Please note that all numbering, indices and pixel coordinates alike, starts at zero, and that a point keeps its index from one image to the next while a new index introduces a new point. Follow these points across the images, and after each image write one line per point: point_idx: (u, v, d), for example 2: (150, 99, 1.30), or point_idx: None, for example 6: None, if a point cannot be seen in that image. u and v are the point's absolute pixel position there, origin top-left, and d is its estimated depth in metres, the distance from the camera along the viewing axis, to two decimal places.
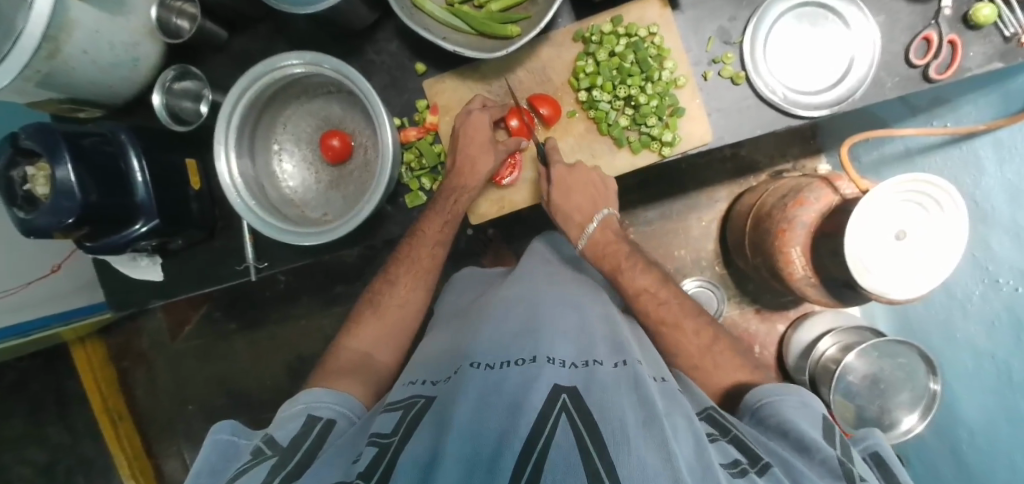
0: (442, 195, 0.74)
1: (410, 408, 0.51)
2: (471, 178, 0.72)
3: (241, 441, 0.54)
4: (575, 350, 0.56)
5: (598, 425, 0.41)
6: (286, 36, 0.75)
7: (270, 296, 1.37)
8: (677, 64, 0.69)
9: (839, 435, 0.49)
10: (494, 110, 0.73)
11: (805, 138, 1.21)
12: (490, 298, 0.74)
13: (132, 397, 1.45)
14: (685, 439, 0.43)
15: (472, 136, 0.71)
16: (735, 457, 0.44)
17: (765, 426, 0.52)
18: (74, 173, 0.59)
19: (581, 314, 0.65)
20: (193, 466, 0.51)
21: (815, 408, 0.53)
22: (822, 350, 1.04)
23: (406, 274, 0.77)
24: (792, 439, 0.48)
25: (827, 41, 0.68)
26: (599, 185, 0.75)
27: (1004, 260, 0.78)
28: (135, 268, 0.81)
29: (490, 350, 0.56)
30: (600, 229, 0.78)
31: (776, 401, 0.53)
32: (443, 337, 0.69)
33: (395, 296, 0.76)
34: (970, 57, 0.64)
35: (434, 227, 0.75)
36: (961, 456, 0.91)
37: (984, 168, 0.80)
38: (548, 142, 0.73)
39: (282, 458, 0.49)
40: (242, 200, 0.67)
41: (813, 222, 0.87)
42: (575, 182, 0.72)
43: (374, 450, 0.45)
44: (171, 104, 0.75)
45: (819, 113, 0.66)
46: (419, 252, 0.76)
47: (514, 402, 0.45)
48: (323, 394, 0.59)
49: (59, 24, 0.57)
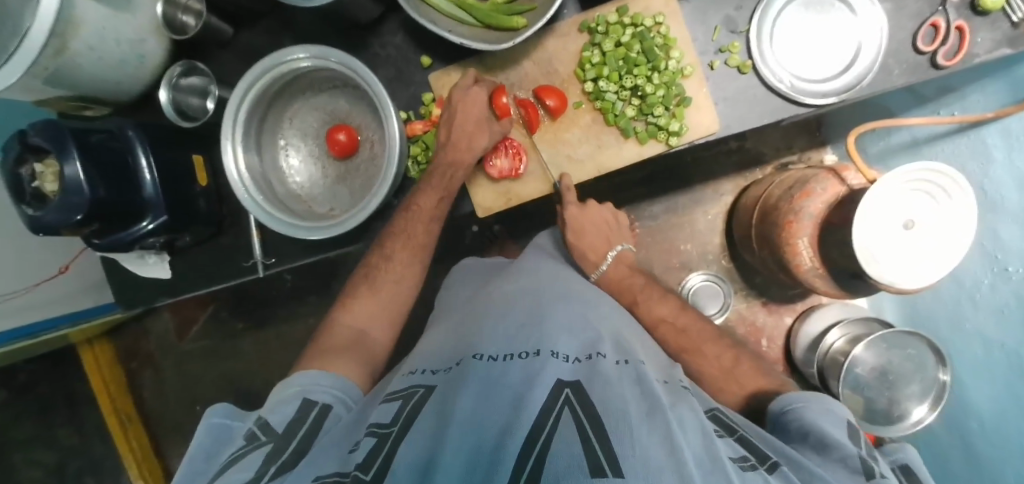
0: (434, 170, 0.73)
1: (409, 399, 0.51)
2: (466, 154, 0.72)
3: (234, 424, 0.54)
4: (579, 346, 0.56)
5: (599, 416, 0.41)
6: (290, 32, 0.75)
7: (277, 295, 1.37)
8: (683, 53, 0.68)
9: (865, 443, 0.49)
10: (482, 85, 0.72)
11: (810, 130, 1.20)
12: (494, 289, 0.74)
13: (140, 398, 1.46)
14: (691, 429, 0.44)
15: (467, 112, 0.71)
16: (744, 453, 0.44)
17: (788, 430, 0.53)
18: (82, 170, 0.58)
19: (587, 308, 0.65)
20: (189, 449, 0.52)
21: (840, 414, 0.53)
22: (831, 342, 1.05)
23: (402, 249, 0.74)
24: (813, 441, 0.49)
25: (833, 29, 0.68)
26: (610, 221, 0.83)
27: (1012, 248, 0.77)
28: (143, 265, 0.81)
29: (498, 343, 0.56)
30: (615, 265, 0.80)
31: (800, 406, 0.54)
32: (444, 331, 0.68)
33: (391, 272, 0.75)
34: (978, 43, 0.64)
35: (429, 202, 0.73)
36: (972, 447, 0.91)
37: (992, 156, 0.80)
38: (563, 181, 0.74)
39: (278, 445, 0.49)
40: (249, 194, 0.67)
41: (819, 213, 0.87)
42: (587, 219, 0.80)
43: (373, 440, 0.45)
44: (178, 100, 0.74)
45: (826, 100, 0.66)
46: (414, 227, 0.74)
47: (516, 396, 0.45)
48: (319, 377, 0.59)
49: (65, 21, 0.57)
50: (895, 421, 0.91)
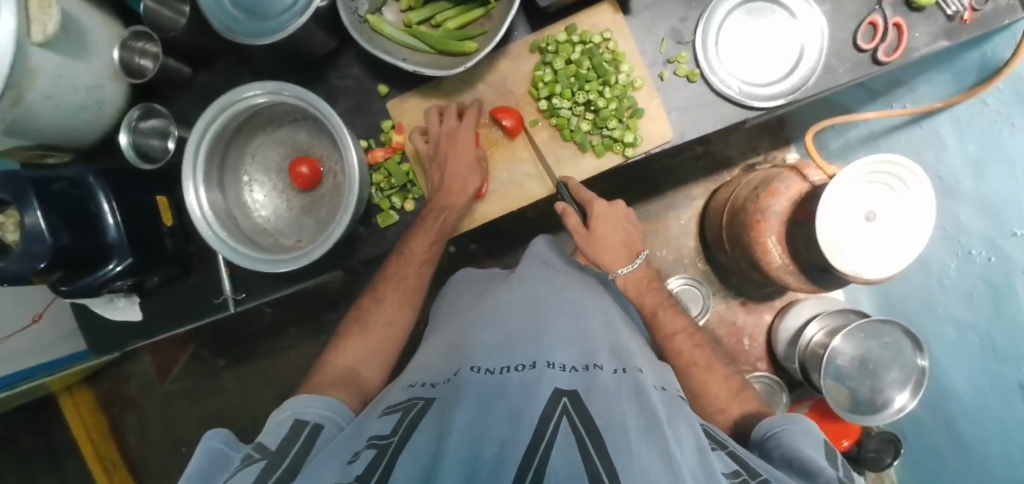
0: (429, 212, 0.73)
1: (408, 410, 0.50)
2: (459, 195, 0.71)
3: (232, 453, 0.52)
4: (575, 356, 0.55)
5: (598, 430, 0.41)
6: (248, 68, 0.76)
7: (258, 329, 1.37)
8: (633, 67, 0.71)
9: (840, 461, 0.52)
10: (469, 121, 0.72)
11: (774, 131, 1.24)
12: (486, 300, 0.73)
13: (125, 443, 1.43)
14: (687, 446, 0.44)
15: (458, 154, 0.71)
16: (736, 467, 0.45)
17: (772, 459, 0.53)
18: (43, 218, 0.59)
19: (582, 318, 0.65)
20: (184, 472, 0.50)
21: (816, 434, 0.55)
22: (811, 335, 1.06)
23: (393, 292, 0.77)
24: (799, 467, 0.49)
25: (776, 32, 0.70)
26: (626, 221, 0.78)
27: (974, 232, 0.79)
28: (114, 309, 0.81)
29: (491, 354, 0.56)
30: (641, 268, 0.79)
31: (781, 431, 0.56)
32: (438, 342, 0.68)
33: (382, 314, 0.76)
34: (916, 37, 0.67)
35: (419, 252, 0.75)
36: (954, 429, 0.93)
37: (946, 144, 0.82)
38: (568, 184, 0.73)
39: (271, 461, 0.47)
40: (213, 231, 0.67)
41: (785, 211, 0.89)
42: (612, 216, 0.76)
43: (373, 451, 0.44)
44: (139, 142, 0.74)
45: (774, 102, 0.68)
46: (405, 272, 0.76)
47: (514, 407, 0.44)
48: (309, 400, 0.59)
49: (20, 73, 0.57)
50: (879, 409, 0.93)
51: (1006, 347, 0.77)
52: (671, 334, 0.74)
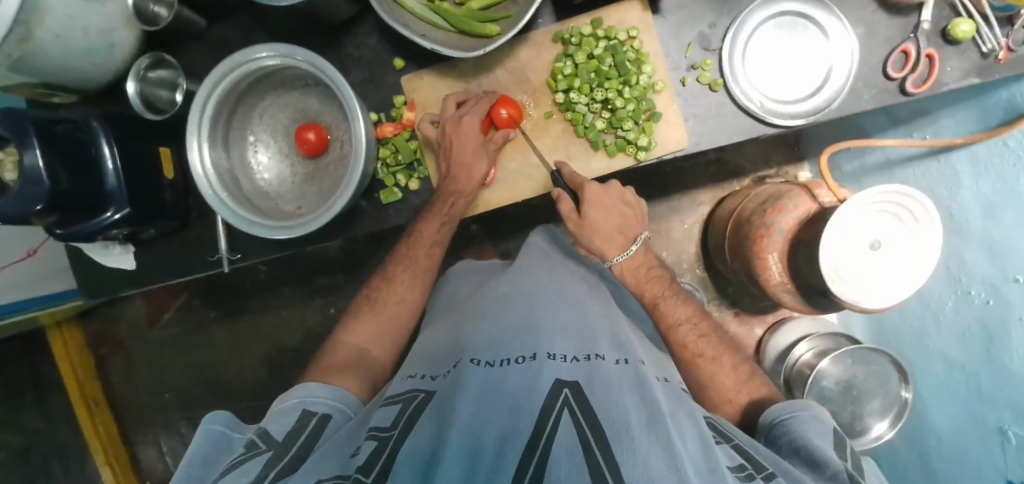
0: (439, 195, 0.73)
1: (409, 403, 0.51)
2: (466, 180, 0.71)
3: (234, 435, 0.53)
4: (576, 347, 0.55)
5: (600, 424, 0.41)
6: (263, 26, 0.74)
7: (251, 286, 1.37)
8: (655, 69, 0.69)
9: (848, 449, 0.53)
10: (478, 108, 0.70)
11: (790, 145, 1.21)
12: (485, 293, 0.72)
13: (109, 384, 1.45)
14: (690, 440, 0.44)
15: (464, 140, 0.70)
16: (741, 461, 0.46)
17: (779, 445, 0.55)
18: (42, 159, 0.58)
19: (581, 309, 0.64)
20: (185, 456, 0.50)
21: (826, 420, 0.56)
22: (799, 354, 1.07)
23: (403, 272, 0.77)
24: (805, 457, 0.51)
25: (805, 49, 0.68)
26: (622, 204, 0.75)
27: (976, 273, 0.78)
28: (107, 255, 0.80)
29: (489, 346, 0.56)
30: (639, 254, 0.77)
31: (789, 418, 0.56)
32: (439, 331, 0.68)
33: (392, 294, 0.77)
34: (947, 71, 0.65)
35: (431, 228, 0.74)
36: (928, 462, 0.94)
37: (961, 181, 0.81)
38: (562, 172, 0.72)
39: (277, 452, 0.49)
40: (213, 190, 0.66)
41: (790, 229, 0.88)
42: (607, 199, 0.73)
43: (374, 444, 0.45)
44: (146, 92, 0.74)
45: (795, 122, 0.67)
46: (417, 251, 0.76)
47: (515, 400, 0.45)
48: (318, 388, 0.59)
49: (30, 9, 0.56)
50: (857, 434, 0.93)
51: (992, 391, 0.77)
52: (675, 325, 0.72)
